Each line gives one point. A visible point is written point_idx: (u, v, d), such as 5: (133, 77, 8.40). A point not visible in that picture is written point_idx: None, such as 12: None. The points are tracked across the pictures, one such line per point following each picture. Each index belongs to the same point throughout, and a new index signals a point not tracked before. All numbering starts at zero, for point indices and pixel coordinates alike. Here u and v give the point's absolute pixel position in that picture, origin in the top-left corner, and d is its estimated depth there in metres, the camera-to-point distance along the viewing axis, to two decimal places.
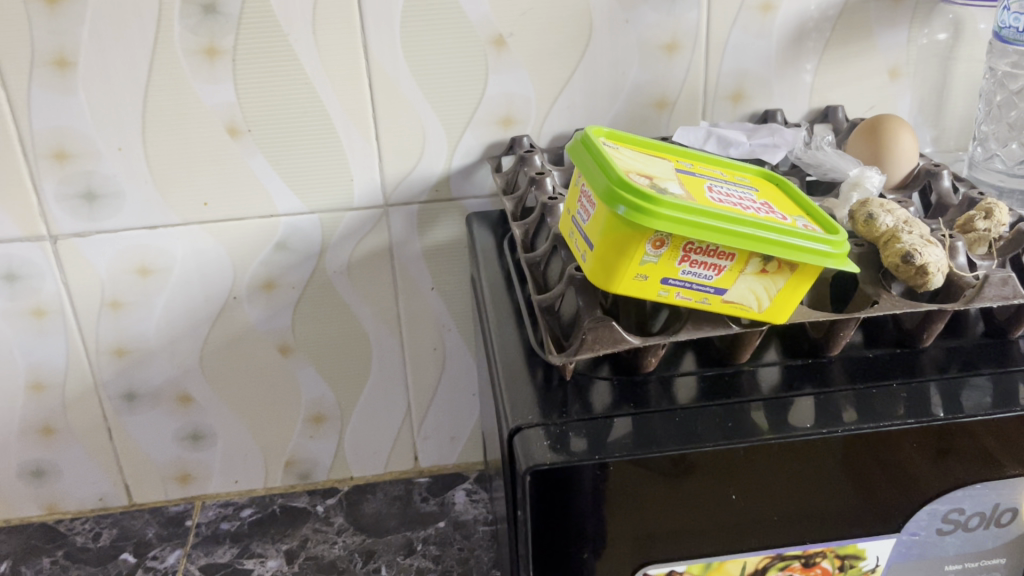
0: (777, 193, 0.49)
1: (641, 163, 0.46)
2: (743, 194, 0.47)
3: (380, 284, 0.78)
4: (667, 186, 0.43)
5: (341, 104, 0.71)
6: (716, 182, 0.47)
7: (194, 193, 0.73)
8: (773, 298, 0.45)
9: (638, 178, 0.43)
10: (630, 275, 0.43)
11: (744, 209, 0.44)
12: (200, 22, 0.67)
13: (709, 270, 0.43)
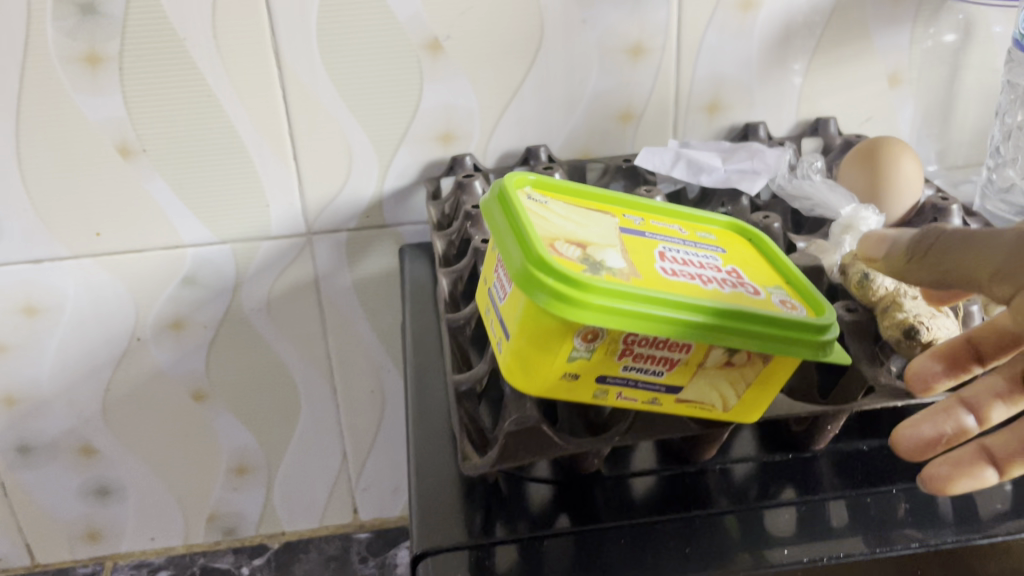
0: (748, 253, 0.39)
1: (572, 222, 0.36)
2: (704, 258, 0.37)
3: (306, 322, 0.69)
4: (604, 258, 0.34)
5: (250, 119, 0.61)
6: (671, 241, 0.38)
7: (84, 222, 0.63)
8: (741, 394, 0.36)
9: (565, 248, 0.33)
10: (555, 373, 0.33)
11: (704, 283, 0.35)
12: (79, 25, 0.56)
13: (658, 365, 0.34)
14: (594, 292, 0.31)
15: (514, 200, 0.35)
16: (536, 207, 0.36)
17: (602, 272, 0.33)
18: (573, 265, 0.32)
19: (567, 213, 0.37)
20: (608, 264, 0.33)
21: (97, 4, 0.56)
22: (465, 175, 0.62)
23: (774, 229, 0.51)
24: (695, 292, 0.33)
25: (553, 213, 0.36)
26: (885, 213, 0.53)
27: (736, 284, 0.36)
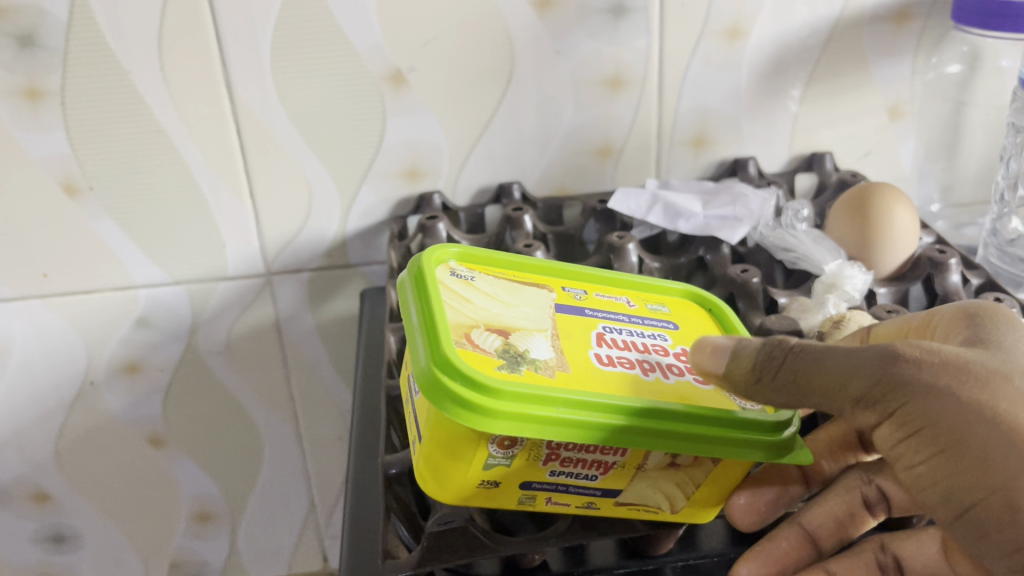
0: (696, 333, 0.40)
1: (499, 309, 0.37)
2: (648, 344, 0.38)
3: (268, 367, 0.67)
4: (527, 348, 0.34)
5: (203, 156, 0.58)
6: (610, 325, 0.39)
7: (29, 263, 0.59)
8: (688, 499, 0.35)
9: (482, 339, 0.34)
10: (472, 480, 0.33)
11: (641, 375, 0.35)
12: (16, 58, 0.53)
13: (591, 468, 0.33)
14: (506, 392, 0.31)
15: (431, 288, 0.36)
16: (459, 294, 0.37)
17: (521, 366, 0.33)
18: (487, 361, 0.32)
19: (495, 300, 0.38)
20: (530, 356, 0.34)
21: (33, 36, 0.52)
22: (430, 216, 0.58)
23: (754, 284, 0.49)
24: (623, 385, 0.34)
25: (478, 300, 0.37)
26: (873, 268, 0.51)
27: (674, 372, 0.36)
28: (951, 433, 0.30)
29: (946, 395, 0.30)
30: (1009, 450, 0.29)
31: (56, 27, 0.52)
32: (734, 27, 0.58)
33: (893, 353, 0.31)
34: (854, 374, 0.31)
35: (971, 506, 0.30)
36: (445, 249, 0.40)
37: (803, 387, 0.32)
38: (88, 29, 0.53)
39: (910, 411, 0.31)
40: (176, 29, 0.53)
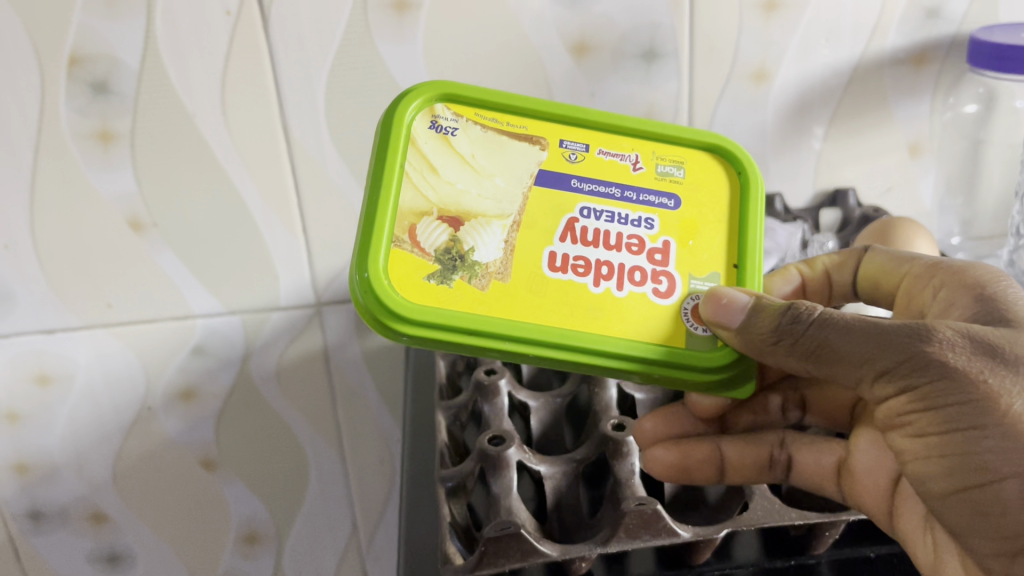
0: (691, 220, 0.46)
1: (466, 182, 0.44)
2: (617, 215, 0.45)
3: (315, 392, 0.70)
4: (473, 247, 0.43)
5: (260, 193, 0.62)
6: (590, 207, 0.45)
7: (96, 294, 0.64)
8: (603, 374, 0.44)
9: (427, 233, 0.43)
10: None
11: (571, 280, 0.43)
12: (90, 103, 0.57)
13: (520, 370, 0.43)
14: (424, 316, 0.40)
15: (399, 155, 0.44)
16: (428, 160, 0.44)
17: (453, 275, 0.42)
18: (419, 267, 0.42)
19: (469, 167, 0.45)
20: (472, 258, 0.42)
21: (108, 83, 0.57)
22: None
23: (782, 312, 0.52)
24: (555, 298, 0.43)
25: (447, 170, 0.45)
26: None
27: (635, 279, 0.44)
28: (971, 423, 0.35)
29: (972, 378, 0.35)
30: (1014, 443, 0.34)
31: (128, 75, 0.57)
32: (760, 71, 0.61)
33: (928, 336, 0.36)
34: (881, 351, 0.36)
35: (974, 487, 0.35)
36: (442, 90, 0.46)
37: (824, 354, 0.38)
38: (158, 77, 0.57)
39: (934, 389, 0.35)
40: (238, 75, 0.57)
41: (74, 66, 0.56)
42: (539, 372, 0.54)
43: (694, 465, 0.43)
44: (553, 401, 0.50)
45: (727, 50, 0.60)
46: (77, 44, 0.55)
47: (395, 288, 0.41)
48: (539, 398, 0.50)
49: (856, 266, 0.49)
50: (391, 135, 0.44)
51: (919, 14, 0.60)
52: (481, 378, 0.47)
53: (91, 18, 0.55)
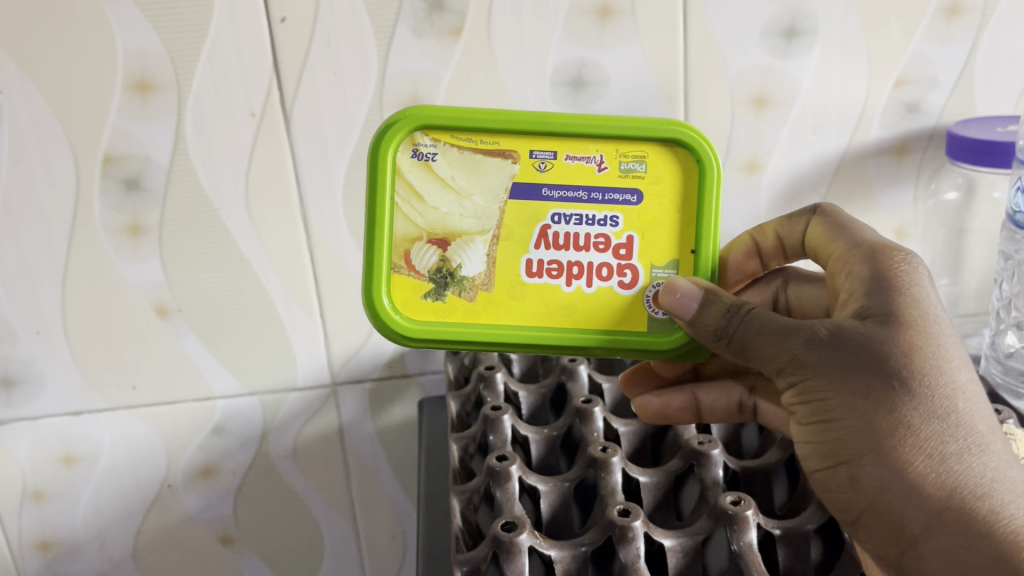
0: (653, 213, 0.46)
1: (449, 206, 0.46)
2: (588, 219, 0.46)
3: (330, 468, 0.73)
4: (460, 263, 0.46)
5: (280, 281, 0.65)
6: (560, 212, 0.46)
7: (122, 377, 0.67)
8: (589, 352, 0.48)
9: (420, 256, 0.46)
10: None
11: (550, 283, 0.46)
12: (122, 199, 0.61)
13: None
14: (424, 331, 0.46)
15: (387, 192, 0.46)
16: (414, 188, 0.46)
17: (446, 291, 0.46)
18: (417, 287, 0.47)
19: (450, 189, 0.46)
20: (460, 275, 0.46)
21: (139, 180, 0.60)
22: None
23: None
24: (534, 302, 0.46)
25: (432, 195, 0.46)
26: None
27: (603, 275, 0.46)
28: (831, 415, 0.40)
29: (837, 377, 0.39)
30: (867, 440, 0.39)
31: (157, 172, 0.60)
32: (751, 162, 0.65)
33: (811, 335, 0.40)
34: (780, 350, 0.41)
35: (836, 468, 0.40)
36: (413, 120, 0.46)
37: (746, 350, 0.42)
38: (186, 175, 0.61)
39: (810, 387, 0.40)
40: (261, 172, 0.61)
41: (108, 164, 0.60)
42: (547, 455, 0.53)
43: (673, 413, 0.51)
44: (564, 484, 0.49)
45: (720, 144, 0.64)
46: (112, 144, 0.59)
47: (399, 309, 0.47)
48: (550, 482, 0.49)
49: (804, 226, 0.50)
50: (376, 171, 0.46)
51: (898, 109, 0.65)
52: (492, 463, 0.48)
53: (126, 120, 0.59)
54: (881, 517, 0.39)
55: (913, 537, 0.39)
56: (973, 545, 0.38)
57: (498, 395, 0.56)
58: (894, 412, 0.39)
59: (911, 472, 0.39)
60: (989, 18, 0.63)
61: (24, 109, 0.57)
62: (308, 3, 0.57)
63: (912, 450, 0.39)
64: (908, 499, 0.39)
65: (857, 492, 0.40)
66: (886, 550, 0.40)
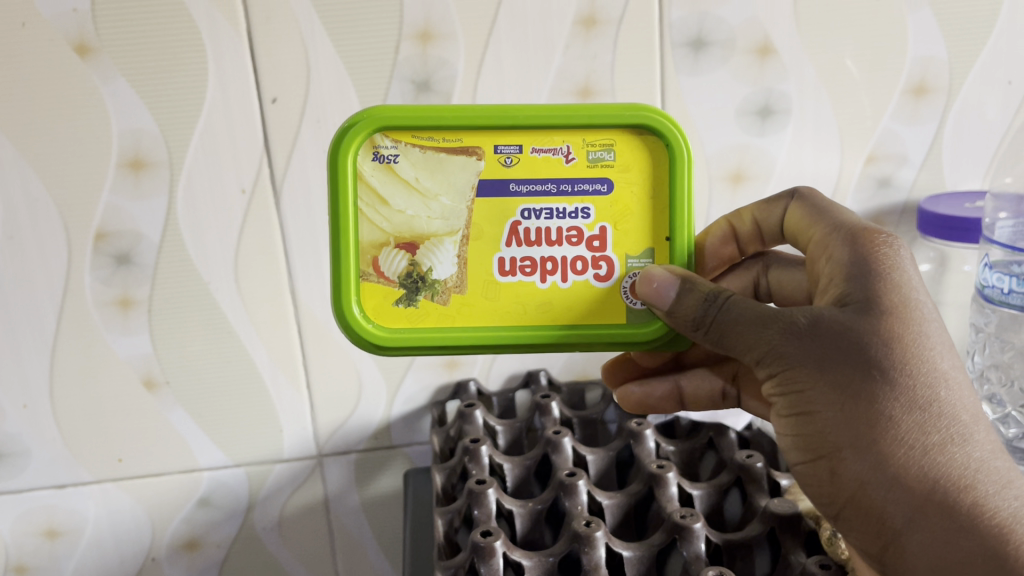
0: (624, 201, 0.47)
1: (415, 208, 0.47)
2: (558, 213, 0.47)
3: (316, 539, 0.73)
4: (430, 266, 0.47)
5: (268, 353, 0.66)
6: (529, 208, 0.47)
7: (108, 450, 0.67)
8: None
9: (389, 261, 0.47)
10: None
11: (524, 280, 0.47)
12: (113, 274, 0.62)
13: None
14: (397, 338, 0.47)
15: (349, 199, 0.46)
16: (377, 192, 0.47)
17: (419, 296, 0.47)
18: (389, 293, 0.47)
19: (415, 191, 0.47)
20: (431, 279, 0.47)
21: (130, 255, 0.61)
22: (467, 402, 0.65)
23: (757, 469, 0.55)
24: (509, 301, 0.47)
25: (397, 198, 0.47)
26: None
27: (578, 268, 0.47)
28: (810, 408, 0.41)
29: (814, 368, 0.41)
30: (843, 431, 0.40)
31: (148, 248, 0.61)
32: None
33: (788, 327, 0.41)
34: (758, 341, 0.42)
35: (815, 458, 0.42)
36: (372, 122, 0.46)
37: (723, 339, 0.43)
38: (176, 250, 0.62)
39: (789, 377, 0.41)
40: (251, 248, 0.62)
41: (99, 241, 0.61)
42: (531, 529, 0.53)
43: (655, 402, 0.55)
44: (547, 559, 0.49)
45: (700, 218, 0.66)
46: (104, 221, 0.60)
47: (372, 316, 0.47)
48: (534, 557, 0.49)
49: (781, 211, 0.51)
50: (337, 177, 0.46)
51: (871, 184, 0.67)
52: (477, 538, 0.48)
53: (118, 197, 0.60)
54: (861, 509, 0.41)
55: (894, 527, 0.40)
56: (951, 535, 0.39)
57: (483, 468, 0.57)
58: (871, 404, 0.40)
59: (891, 464, 0.40)
60: (955, 98, 0.65)
61: (19, 190, 0.59)
62: (299, 86, 0.59)
63: (890, 442, 0.40)
64: (888, 492, 0.40)
65: (838, 483, 0.41)
66: (869, 538, 0.42)
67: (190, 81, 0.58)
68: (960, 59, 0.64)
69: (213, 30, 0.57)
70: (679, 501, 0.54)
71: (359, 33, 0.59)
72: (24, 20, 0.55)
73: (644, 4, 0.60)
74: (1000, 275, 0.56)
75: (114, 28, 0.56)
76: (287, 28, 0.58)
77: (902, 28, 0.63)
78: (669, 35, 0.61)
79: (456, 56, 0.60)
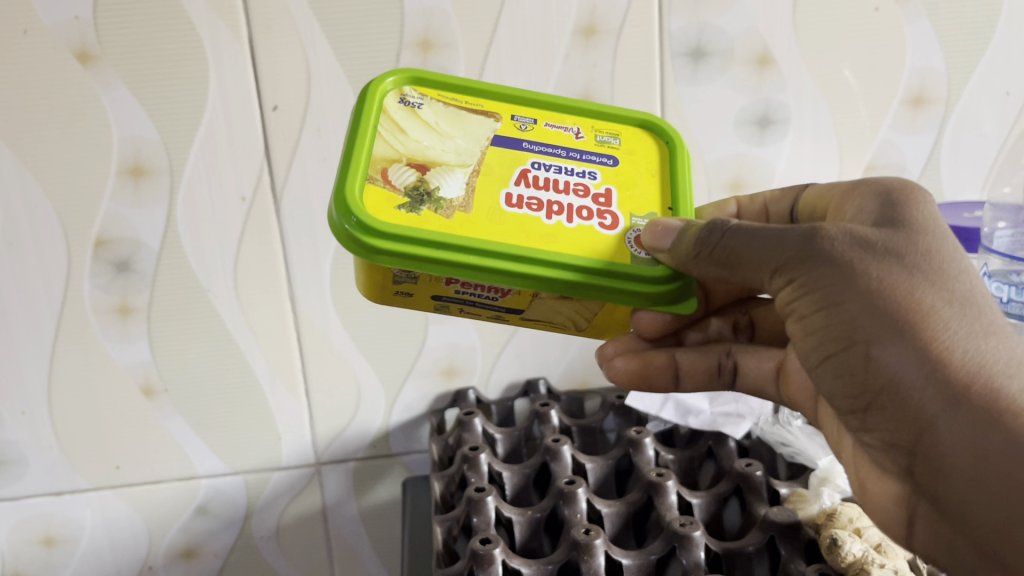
0: (629, 173, 0.46)
1: (431, 141, 0.45)
2: (565, 169, 0.45)
3: (313, 548, 0.73)
4: (438, 184, 0.43)
5: (267, 362, 0.66)
6: (539, 161, 0.45)
7: (106, 457, 0.67)
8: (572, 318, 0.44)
9: (398, 174, 0.43)
10: (388, 289, 0.43)
11: (531, 213, 0.43)
12: (112, 281, 0.62)
13: (492, 292, 0.42)
14: (393, 237, 0.40)
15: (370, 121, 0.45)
16: (397, 123, 0.45)
17: (423, 204, 0.42)
18: (391, 197, 0.42)
19: (433, 130, 0.45)
20: (438, 195, 0.42)
21: (129, 262, 0.61)
22: (465, 411, 0.65)
23: (756, 477, 0.55)
24: (513, 227, 0.42)
25: (415, 131, 0.45)
26: None
27: (584, 215, 0.44)
28: (839, 298, 0.35)
29: (838, 265, 0.35)
30: (876, 325, 0.34)
31: (148, 255, 0.61)
32: None
33: (811, 231, 0.36)
34: (774, 248, 0.37)
35: (841, 360, 0.36)
36: (403, 74, 0.47)
37: (731, 259, 0.38)
38: (176, 258, 0.62)
39: (811, 278, 0.36)
40: (251, 256, 0.62)
41: (99, 248, 0.61)
42: (530, 537, 0.53)
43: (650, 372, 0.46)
44: (545, 567, 0.48)
45: None
46: (104, 229, 0.60)
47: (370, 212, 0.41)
48: (533, 564, 0.49)
49: (793, 200, 0.48)
50: (362, 104, 0.45)
51: None
52: (475, 546, 0.48)
53: (118, 205, 0.60)
54: (898, 407, 0.35)
55: (933, 421, 0.34)
56: (1007, 440, 0.33)
57: (482, 476, 0.57)
58: (908, 289, 0.34)
59: (933, 350, 0.34)
60: (953, 109, 0.66)
61: (18, 197, 0.59)
62: (299, 94, 0.59)
63: (933, 329, 0.34)
64: (927, 382, 0.34)
65: (867, 374, 0.35)
66: (901, 436, 0.35)
67: (192, 90, 0.58)
68: (960, 70, 0.64)
69: (215, 39, 0.57)
70: (678, 509, 0.54)
71: (360, 41, 0.59)
72: (26, 28, 0.55)
73: (644, 13, 0.60)
74: (999, 285, 0.56)
75: (116, 37, 0.56)
76: (288, 35, 0.58)
77: (901, 39, 0.63)
78: (669, 45, 0.61)
79: (456, 65, 0.60)
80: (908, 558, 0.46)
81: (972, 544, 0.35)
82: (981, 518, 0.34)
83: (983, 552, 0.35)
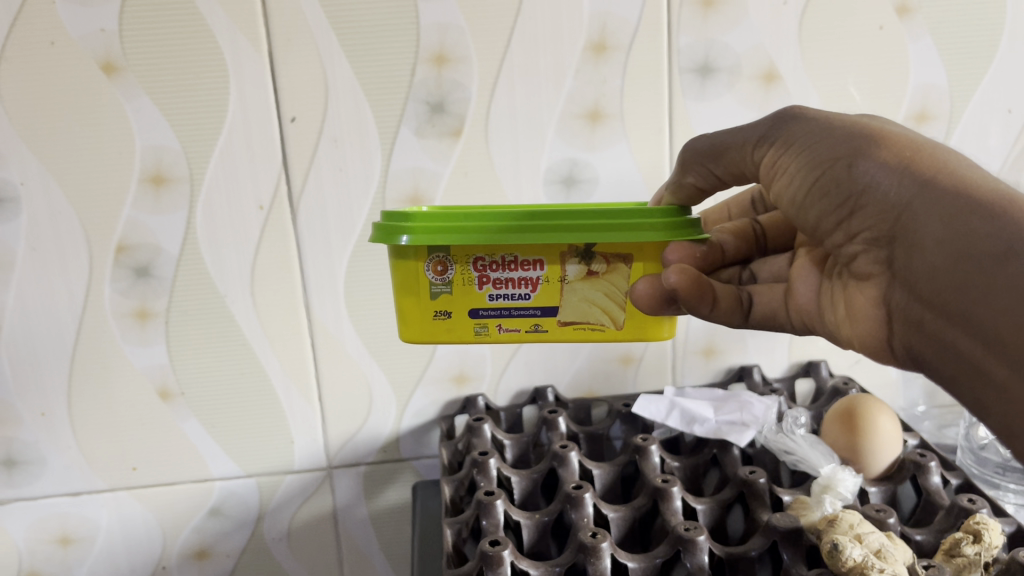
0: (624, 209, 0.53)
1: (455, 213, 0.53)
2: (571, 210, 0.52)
3: (323, 550, 0.74)
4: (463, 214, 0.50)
5: (281, 366, 0.67)
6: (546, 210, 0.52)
7: (122, 458, 0.68)
8: (608, 309, 0.48)
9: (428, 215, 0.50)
10: (436, 313, 0.48)
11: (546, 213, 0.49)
12: (132, 285, 0.63)
13: (521, 288, 0.47)
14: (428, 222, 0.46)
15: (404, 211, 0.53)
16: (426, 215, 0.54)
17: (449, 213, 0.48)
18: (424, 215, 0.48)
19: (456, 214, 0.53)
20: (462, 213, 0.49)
21: (149, 267, 0.63)
22: (475, 416, 0.66)
23: (760, 484, 0.56)
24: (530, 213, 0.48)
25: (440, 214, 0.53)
26: (863, 471, 0.58)
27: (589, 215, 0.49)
28: (814, 136, 0.39)
29: (818, 117, 0.40)
30: (850, 141, 0.37)
31: (167, 261, 0.63)
32: None
33: (790, 109, 0.42)
34: (761, 122, 0.42)
35: (820, 181, 0.38)
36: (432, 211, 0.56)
37: (723, 147, 0.44)
38: (194, 263, 0.63)
39: (795, 129, 0.40)
40: (267, 262, 0.64)
41: (120, 253, 0.62)
42: (538, 540, 0.54)
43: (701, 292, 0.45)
44: (552, 570, 0.50)
45: None
46: (125, 235, 0.62)
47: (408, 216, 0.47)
48: (541, 565, 0.50)
49: None
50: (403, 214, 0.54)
51: None
52: (485, 547, 0.49)
53: (139, 212, 0.61)
54: (871, 206, 0.36)
55: (906, 204, 0.35)
56: (971, 202, 0.33)
57: (491, 480, 0.58)
58: (874, 125, 0.38)
59: (902, 154, 0.36)
60: (955, 126, 0.67)
61: (42, 202, 0.60)
62: (316, 105, 0.61)
63: (903, 142, 0.36)
64: (897, 176, 0.35)
65: (848, 185, 0.37)
66: (881, 229, 0.36)
67: (212, 100, 0.60)
68: (961, 88, 0.66)
69: (236, 51, 0.59)
70: (683, 515, 0.55)
71: (376, 55, 0.60)
72: (53, 39, 0.57)
73: (653, 30, 0.62)
74: None
75: (140, 48, 0.58)
76: (306, 48, 0.60)
77: (904, 56, 0.65)
78: (677, 60, 0.63)
79: (469, 79, 0.62)
80: (906, 562, 0.47)
81: (946, 319, 0.34)
82: (949, 279, 0.33)
83: (956, 320, 0.33)
